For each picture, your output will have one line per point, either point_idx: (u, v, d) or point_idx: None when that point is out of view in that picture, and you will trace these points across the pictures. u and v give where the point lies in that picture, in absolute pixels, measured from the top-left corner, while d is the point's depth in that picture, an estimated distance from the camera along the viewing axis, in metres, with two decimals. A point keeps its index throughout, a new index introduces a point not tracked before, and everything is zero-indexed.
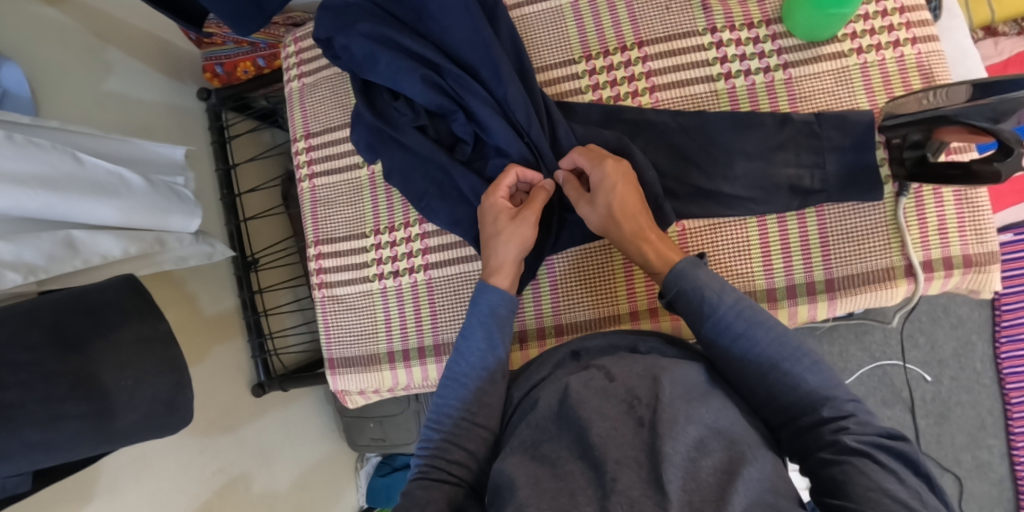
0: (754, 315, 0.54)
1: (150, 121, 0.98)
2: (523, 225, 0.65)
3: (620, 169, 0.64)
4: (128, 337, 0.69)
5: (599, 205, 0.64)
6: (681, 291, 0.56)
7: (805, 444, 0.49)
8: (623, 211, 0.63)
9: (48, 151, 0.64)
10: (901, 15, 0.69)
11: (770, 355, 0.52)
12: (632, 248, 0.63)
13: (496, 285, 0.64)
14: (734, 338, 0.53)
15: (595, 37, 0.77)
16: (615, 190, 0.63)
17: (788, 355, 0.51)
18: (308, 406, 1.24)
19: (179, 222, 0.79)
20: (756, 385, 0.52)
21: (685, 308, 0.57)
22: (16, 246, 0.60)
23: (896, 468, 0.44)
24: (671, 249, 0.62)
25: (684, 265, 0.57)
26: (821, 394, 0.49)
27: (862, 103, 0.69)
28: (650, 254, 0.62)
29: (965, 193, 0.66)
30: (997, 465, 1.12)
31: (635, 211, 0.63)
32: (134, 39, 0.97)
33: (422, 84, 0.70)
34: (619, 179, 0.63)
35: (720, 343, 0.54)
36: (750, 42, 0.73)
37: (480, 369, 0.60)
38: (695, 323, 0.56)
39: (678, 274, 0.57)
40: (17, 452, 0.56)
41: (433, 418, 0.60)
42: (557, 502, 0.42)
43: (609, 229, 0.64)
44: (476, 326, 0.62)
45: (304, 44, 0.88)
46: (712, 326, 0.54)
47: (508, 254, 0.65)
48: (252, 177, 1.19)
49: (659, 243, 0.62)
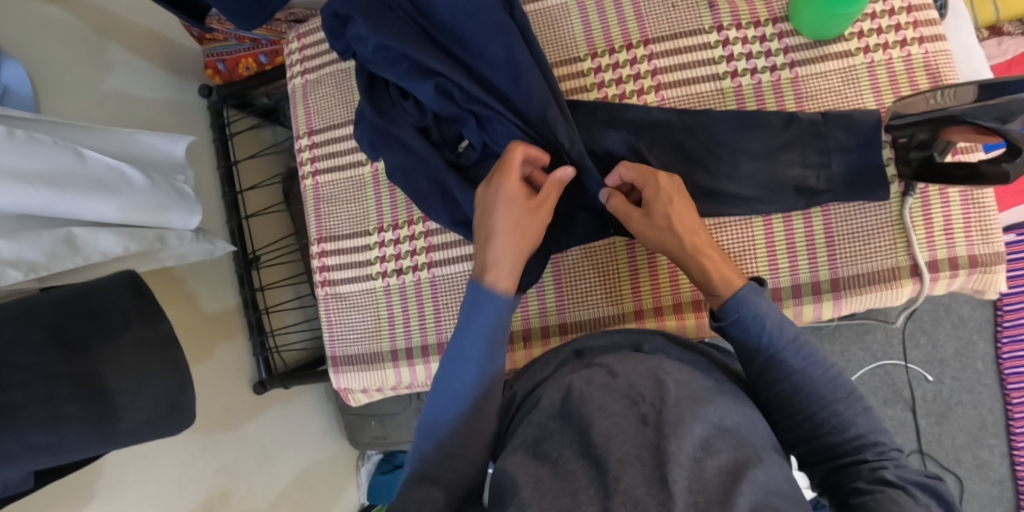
0: (811, 354, 0.52)
1: (151, 118, 0.98)
2: (538, 222, 0.62)
3: (674, 183, 0.62)
4: (131, 339, 0.69)
5: (657, 217, 0.61)
6: (738, 322, 0.53)
7: (839, 480, 0.49)
8: (681, 224, 0.60)
9: (51, 147, 0.64)
10: (908, 14, 0.69)
11: (823, 395, 0.51)
12: (691, 264, 0.59)
13: (493, 286, 0.57)
14: (789, 374, 0.52)
15: (601, 35, 0.77)
16: (672, 201, 0.61)
17: (839, 396, 0.51)
18: (309, 404, 1.24)
19: (179, 219, 0.79)
20: (801, 420, 0.52)
21: (741, 340, 0.54)
22: (17, 243, 0.60)
23: (928, 503, 0.44)
24: (733, 272, 0.56)
25: (746, 292, 0.53)
26: (867, 437, 0.49)
27: (869, 102, 0.69)
28: (711, 272, 0.57)
29: (971, 194, 0.65)
30: (997, 465, 1.13)
31: (693, 225, 0.60)
32: (136, 35, 0.97)
33: (434, 92, 0.69)
34: (673, 191, 0.61)
35: (772, 378, 0.52)
36: (756, 41, 0.72)
37: (481, 376, 0.56)
38: (748, 355, 0.54)
39: (740, 300, 0.53)
40: (19, 453, 0.55)
41: (428, 425, 0.56)
42: (559, 501, 0.42)
43: (666, 239, 0.61)
44: (475, 339, 0.56)
45: (308, 40, 0.87)
46: (768, 360, 0.52)
47: (508, 251, 0.59)
48: (254, 174, 1.19)
49: (720, 262, 0.58)
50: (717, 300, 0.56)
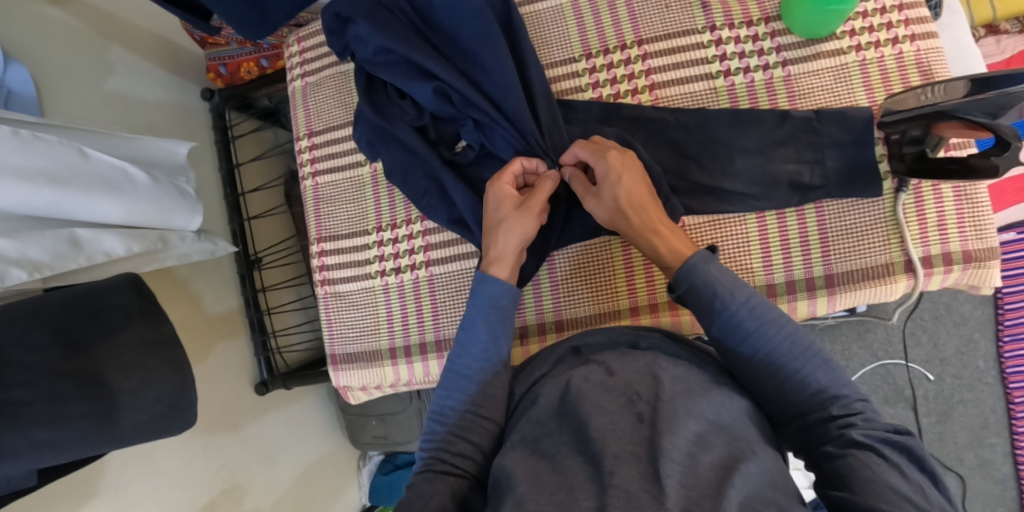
0: (765, 312, 0.53)
1: (153, 122, 0.99)
2: (525, 217, 0.64)
3: (622, 160, 0.62)
4: (133, 337, 0.71)
5: (606, 199, 0.63)
6: (692, 290, 0.55)
7: (813, 441, 0.49)
8: (632, 205, 0.62)
9: (55, 146, 0.65)
10: (901, 12, 0.70)
11: (782, 354, 0.51)
12: (644, 241, 0.62)
13: (495, 275, 0.63)
14: (748, 339, 0.52)
15: (596, 35, 0.78)
16: (619, 186, 0.61)
17: (798, 355, 0.51)
18: (311, 404, 1.25)
19: (182, 220, 0.80)
20: (767, 382, 0.52)
21: (698, 306, 0.55)
22: (20, 242, 0.61)
23: (899, 462, 0.44)
24: (683, 244, 0.60)
25: (695, 261, 0.56)
26: (830, 392, 0.49)
27: (862, 99, 0.70)
28: (663, 248, 0.60)
29: (964, 189, 0.66)
30: (1000, 464, 1.12)
31: (644, 203, 0.62)
32: (138, 40, 0.99)
33: (431, 93, 0.70)
34: (621, 169, 0.62)
35: (732, 343, 0.53)
36: (749, 40, 0.73)
37: (483, 361, 0.61)
38: (704, 320, 0.55)
39: (689, 270, 0.56)
40: (23, 451, 0.56)
41: (437, 412, 0.60)
42: (556, 496, 0.42)
43: (619, 222, 0.63)
44: (477, 318, 0.62)
45: (307, 43, 0.88)
46: (725, 325, 0.53)
47: (508, 244, 0.64)
48: (255, 176, 1.20)
49: (674, 238, 0.61)
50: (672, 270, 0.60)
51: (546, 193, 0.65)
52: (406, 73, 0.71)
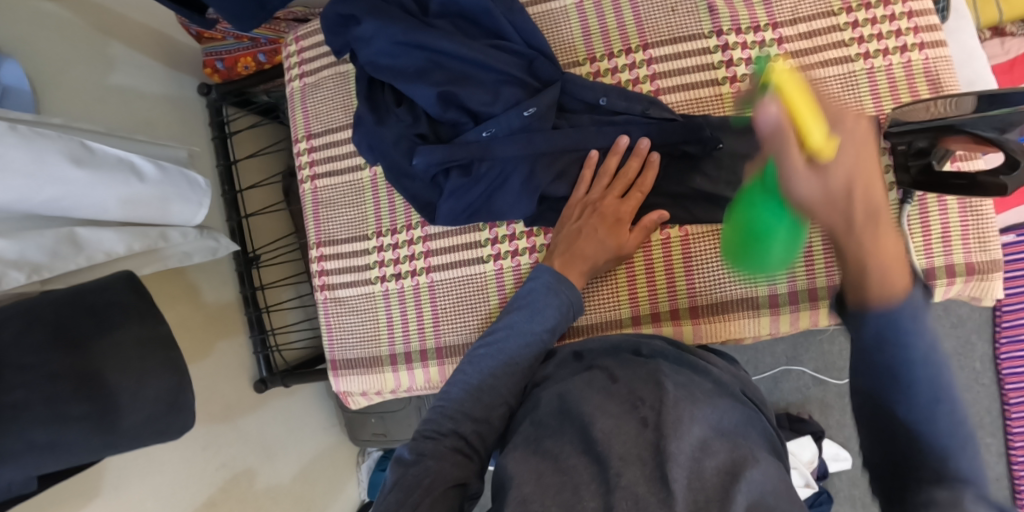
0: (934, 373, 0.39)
1: (151, 116, 0.98)
2: (629, 206, 0.69)
3: (847, 136, 0.51)
4: (127, 337, 0.70)
5: (833, 183, 0.50)
6: (874, 339, 0.41)
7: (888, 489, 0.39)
8: (863, 199, 0.48)
9: (56, 140, 0.63)
10: (910, 19, 0.68)
11: (935, 415, 0.38)
12: (856, 255, 0.46)
13: (563, 265, 0.68)
14: (906, 386, 0.39)
15: (601, 38, 0.76)
16: (853, 158, 0.50)
17: (953, 421, 0.38)
18: (309, 400, 1.25)
19: (183, 213, 0.79)
20: (883, 425, 0.40)
21: (869, 343, 0.42)
22: (19, 243, 0.60)
23: None
24: (902, 274, 0.43)
25: (908, 306, 0.41)
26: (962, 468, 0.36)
27: (868, 108, 0.69)
28: (875, 277, 0.44)
29: (969, 203, 0.66)
30: (993, 464, 1.13)
31: (883, 207, 0.48)
32: (134, 33, 0.96)
33: (436, 99, 0.68)
34: (805, 122, 0.53)
35: (877, 378, 0.41)
36: (755, 46, 0.72)
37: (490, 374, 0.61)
38: (862, 358, 0.43)
39: (890, 319, 0.41)
40: (21, 453, 0.56)
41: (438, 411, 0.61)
42: (561, 497, 0.43)
43: (835, 220, 0.49)
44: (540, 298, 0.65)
45: (305, 42, 0.87)
46: (893, 365, 0.40)
47: (597, 231, 0.68)
48: (253, 172, 1.18)
49: (897, 260, 0.44)
50: (862, 285, 0.45)
51: (643, 185, 0.69)
52: (416, 73, 0.69)
